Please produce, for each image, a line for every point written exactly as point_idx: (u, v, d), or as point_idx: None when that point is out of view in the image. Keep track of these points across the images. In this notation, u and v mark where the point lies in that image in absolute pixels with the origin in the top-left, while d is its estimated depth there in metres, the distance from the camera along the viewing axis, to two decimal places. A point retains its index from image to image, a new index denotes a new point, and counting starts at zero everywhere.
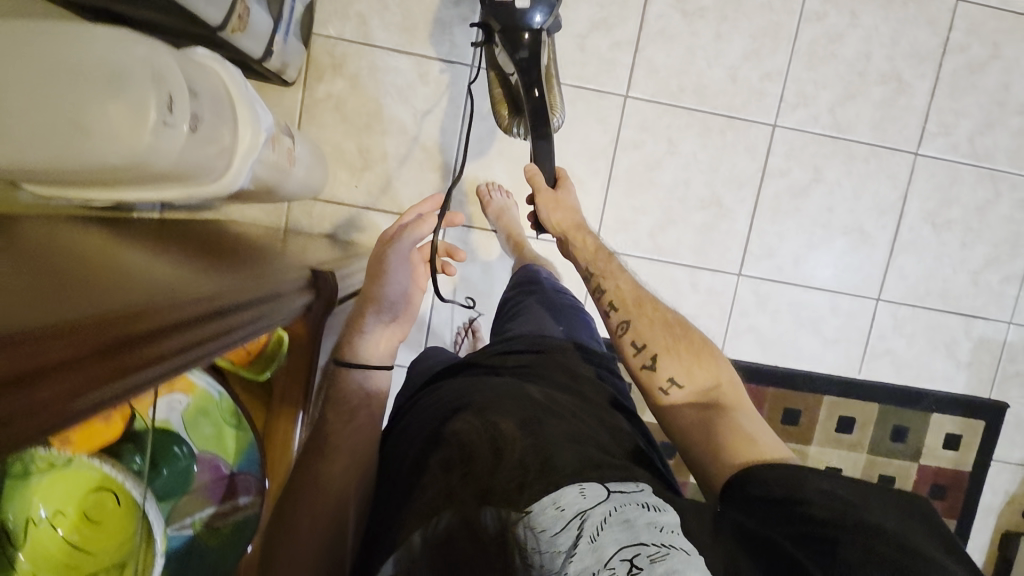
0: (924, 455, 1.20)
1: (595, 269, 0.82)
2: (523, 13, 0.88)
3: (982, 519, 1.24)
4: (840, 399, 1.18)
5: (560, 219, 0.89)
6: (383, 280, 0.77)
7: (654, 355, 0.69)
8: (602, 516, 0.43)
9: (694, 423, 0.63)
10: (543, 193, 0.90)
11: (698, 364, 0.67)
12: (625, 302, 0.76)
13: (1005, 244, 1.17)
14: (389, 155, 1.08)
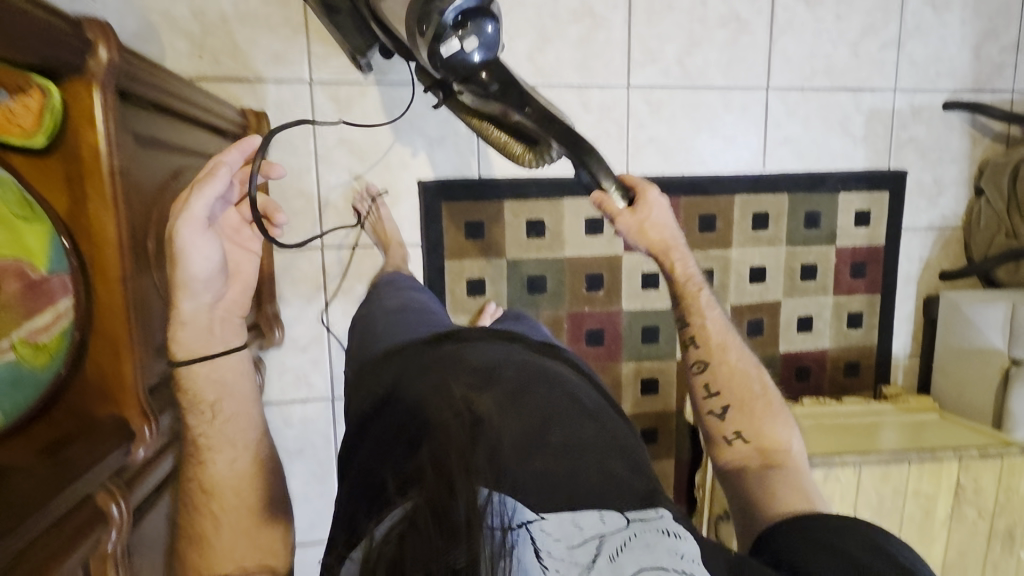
0: (839, 236, 1.23)
1: (682, 301, 0.82)
2: (463, 56, 0.73)
3: (904, 289, 1.28)
4: (750, 196, 1.18)
5: (651, 241, 0.80)
6: (181, 261, 0.63)
7: (727, 404, 0.76)
8: (622, 539, 0.48)
9: (743, 473, 0.72)
10: (619, 216, 0.79)
11: (768, 420, 0.74)
12: (707, 343, 0.80)
13: (878, 11, 1.17)
14: (227, 14, 0.98)
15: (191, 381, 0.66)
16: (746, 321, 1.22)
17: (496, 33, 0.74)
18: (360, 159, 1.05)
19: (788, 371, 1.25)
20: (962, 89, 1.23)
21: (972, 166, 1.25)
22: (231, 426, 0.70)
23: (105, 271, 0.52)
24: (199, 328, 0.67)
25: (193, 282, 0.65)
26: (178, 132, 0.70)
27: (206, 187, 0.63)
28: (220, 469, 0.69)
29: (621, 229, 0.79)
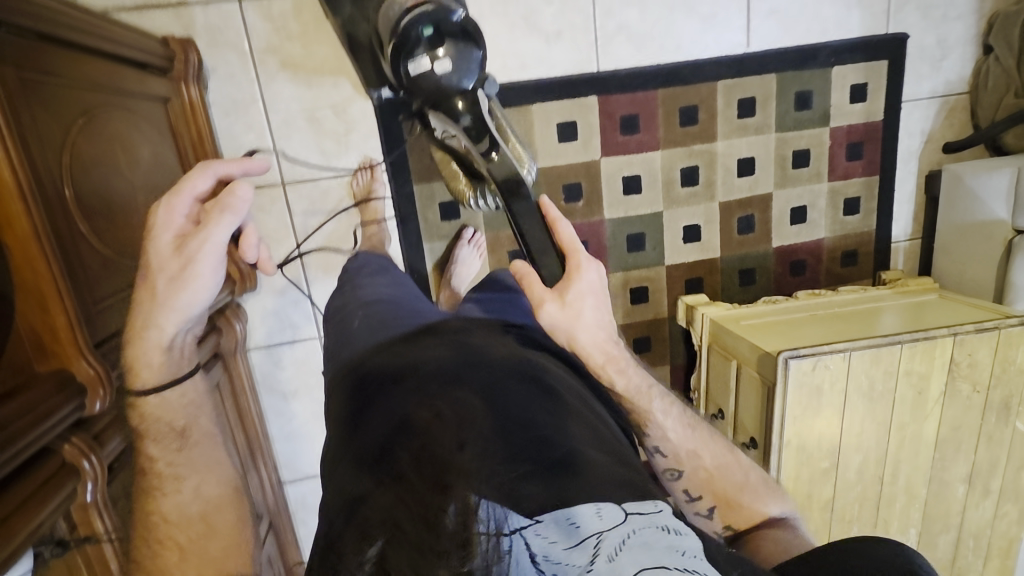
0: (833, 116, 1.14)
1: (633, 408, 0.74)
2: (442, 79, 0.74)
3: (905, 168, 1.20)
4: (734, 81, 1.09)
5: (586, 349, 0.69)
6: (186, 288, 0.62)
7: (713, 505, 0.75)
8: (620, 537, 0.46)
9: (740, 542, 0.72)
10: (545, 300, 0.68)
11: (754, 501, 0.74)
12: (675, 453, 0.75)
13: None
14: None
15: (157, 409, 0.64)
16: (737, 218, 1.17)
17: (478, 64, 0.76)
18: (306, 83, 0.97)
19: (782, 266, 1.21)
20: None
21: (981, 21, 1.13)
22: (198, 455, 0.66)
23: (14, 232, 0.48)
24: (161, 352, 0.63)
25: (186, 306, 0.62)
26: (84, 67, 0.63)
27: (228, 211, 0.60)
28: (184, 497, 0.63)
29: (544, 319, 0.69)
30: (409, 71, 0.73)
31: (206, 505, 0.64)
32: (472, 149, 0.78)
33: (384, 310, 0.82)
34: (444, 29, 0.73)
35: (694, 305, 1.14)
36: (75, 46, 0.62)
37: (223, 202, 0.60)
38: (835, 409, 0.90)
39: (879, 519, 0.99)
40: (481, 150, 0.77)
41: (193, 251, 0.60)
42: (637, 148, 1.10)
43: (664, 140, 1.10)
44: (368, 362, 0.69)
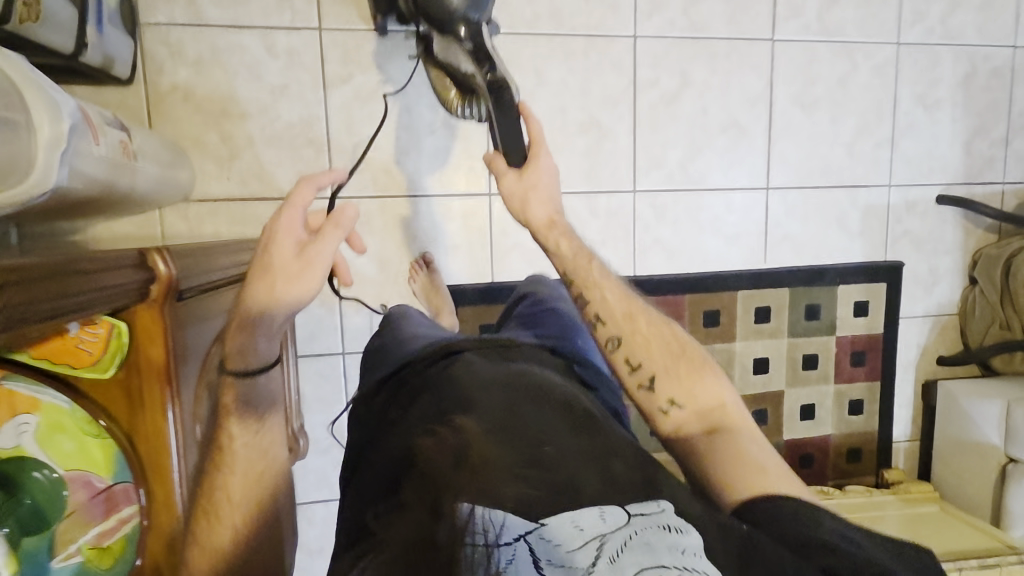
0: (839, 327, 1.27)
1: (574, 276, 0.77)
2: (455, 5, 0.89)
3: (903, 375, 1.31)
4: (752, 291, 1.23)
5: (535, 216, 0.81)
6: (281, 292, 0.65)
7: (654, 372, 0.67)
8: (622, 539, 0.43)
9: (694, 447, 0.63)
10: (506, 180, 0.82)
11: (698, 379, 0.67)
12: (611, 317, 0.72)
13: (872, 111, 1.21)
14: (254, 138, 1.04)
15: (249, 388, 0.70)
16: (750, 410, 1.26)
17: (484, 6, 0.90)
18: (379, 266, 1.10)
19: (791, 457, 1.29)
20: (955, 183, 1.26)
21: (966, 256, 1.29)
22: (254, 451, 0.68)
23: (161, 467, 0.57)
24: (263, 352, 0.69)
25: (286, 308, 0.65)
26: (221, 298, 0.76)
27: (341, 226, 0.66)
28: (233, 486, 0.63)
29: (505, 189, 0.82)
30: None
31: (251, 482, 0.65)
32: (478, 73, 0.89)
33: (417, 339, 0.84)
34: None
35: None
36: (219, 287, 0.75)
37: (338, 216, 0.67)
38: None
39: None
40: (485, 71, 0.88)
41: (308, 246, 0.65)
42: None
43: None
44: (406, 380, 0.67)
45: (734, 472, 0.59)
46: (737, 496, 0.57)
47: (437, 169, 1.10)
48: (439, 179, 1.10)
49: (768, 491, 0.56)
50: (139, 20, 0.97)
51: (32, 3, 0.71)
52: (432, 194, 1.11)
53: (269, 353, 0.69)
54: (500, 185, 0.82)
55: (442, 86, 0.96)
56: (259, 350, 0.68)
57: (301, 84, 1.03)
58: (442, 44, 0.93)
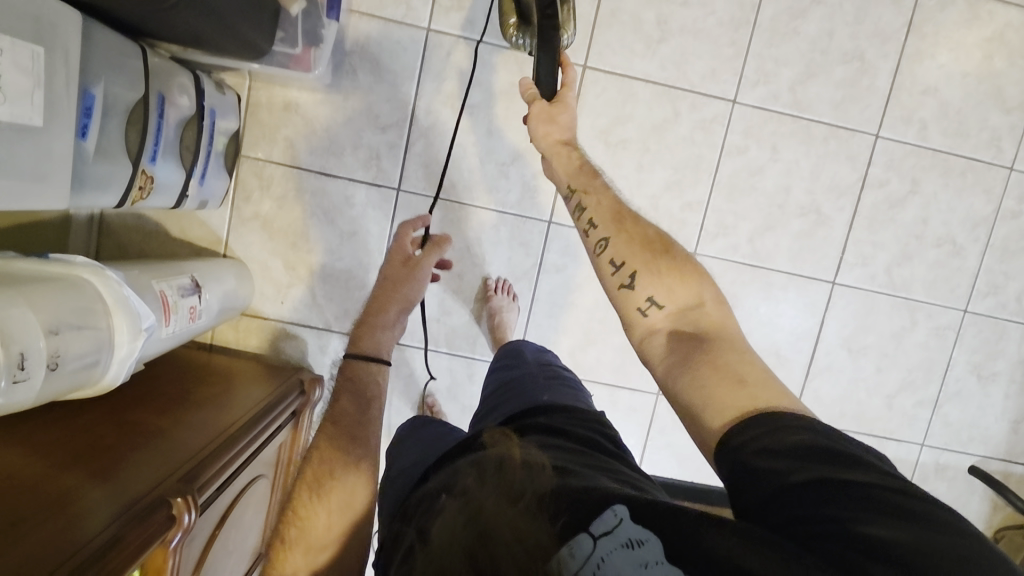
0: None
1: (575, 185, 0.75)
2: None
3: None
4: None
5: (549, 133, 0.77)
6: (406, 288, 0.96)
7: (632, 272, 0.66)
8: (590, 571, 0.43)
9: (676, 355, 0.61)
10: (534, 105, 0.78)
11: (677, 283, 0.65)
12: (604, 217, 0.70)
13: (921, 370, 1.20)
14: (314, 273, 1.10)
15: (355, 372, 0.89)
16: None
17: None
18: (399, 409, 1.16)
19: None
20: (991, 457, 1.23)
21: (987, 531, 1.25)
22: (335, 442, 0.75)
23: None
24: (386, 338, 0.93)
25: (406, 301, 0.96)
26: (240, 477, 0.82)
27: (441, 246, 1.01)
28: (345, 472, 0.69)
29: (532, 113, 0.79)
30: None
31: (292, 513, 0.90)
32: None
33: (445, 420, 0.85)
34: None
35: None
36: (239, 469, 0.80)
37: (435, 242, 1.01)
38: None
39: None
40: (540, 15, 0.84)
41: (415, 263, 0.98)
42: None
43: None
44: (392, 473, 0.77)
45: (707, 381, 0.57)
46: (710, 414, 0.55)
47: (474, 334, 1.14)
48: (474, 342, 1.15)
49: (748, 403, 0.54)
50: (240, 151, 1.05)
51: (148, 184, 0.80)
52: (464, 355, 1.15)
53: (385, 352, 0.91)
54: (527, 118, 0.78)
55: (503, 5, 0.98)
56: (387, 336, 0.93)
57: (369, 235, 1.10)
58: None
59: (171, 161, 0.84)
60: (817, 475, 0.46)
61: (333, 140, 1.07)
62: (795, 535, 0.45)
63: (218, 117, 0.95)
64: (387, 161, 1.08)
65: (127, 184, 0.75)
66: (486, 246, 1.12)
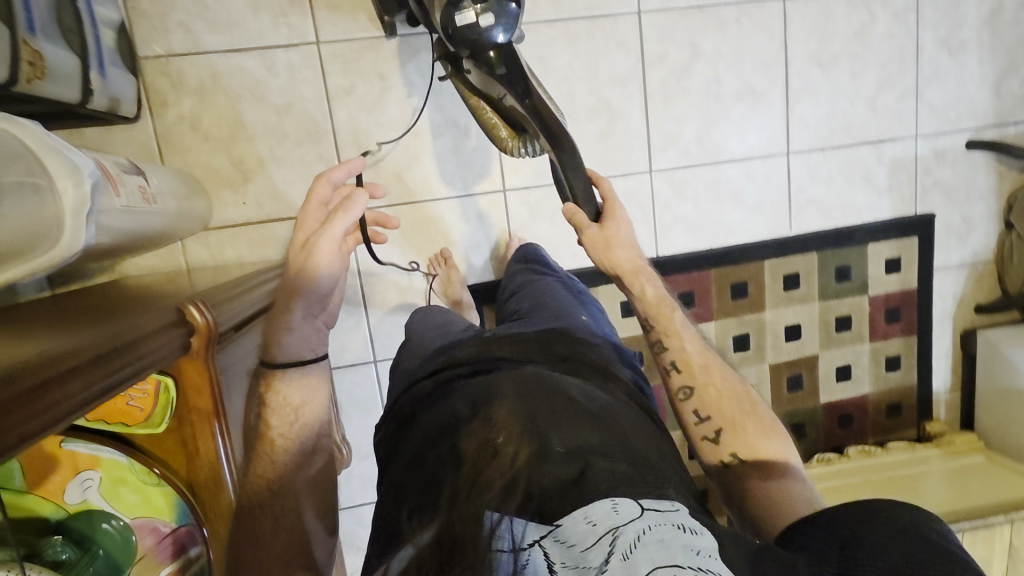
0: (872, 286, 1.24)
1: (653, 322, 0.87)
2: (484, 35, 0.81)
3: (941, 327, 1.29)
4: (780, 259, 1.21)
5: (620, 261, 0.89)
6: (311, 271, 0.71)
7: (717, 429, 0.76)
8: (636, 533, 0.46)
9: (752, 485, 0.71)
10: (588, 232, 0.89)
11: (762, 441, 0.75)
12: (687, 366, 0.82)
13: (894, 62, 1.17)
14: (265, 160, 1.03)
15: (281, 386, 0.71)
16: (785, 377, 1.26)
17: (514, 19, 0.81)
18: (401, 274, 1.11)
19: (830, 419, 1.29)
20: (984, 127, 1.23)
21: (1001, 200, 1.25)
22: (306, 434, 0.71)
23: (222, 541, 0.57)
24: (298, 336, 0.72)
25: (313, 293, 0.72)
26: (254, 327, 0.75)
27: (347, 213, 0.70)
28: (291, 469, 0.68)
29: (587, 239, 0.89)
30: (455, 23, 0.80)
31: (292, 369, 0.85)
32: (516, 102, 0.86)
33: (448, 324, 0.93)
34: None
35: None
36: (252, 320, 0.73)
37: (343, 204, 0.71)
38: None
39: None
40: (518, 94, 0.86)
41: (312, 247, 0.70)
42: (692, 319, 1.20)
43: (717, 312, 1.20)
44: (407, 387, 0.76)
45: (780, 508, 0.68)
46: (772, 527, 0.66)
47: (450, 170, 1.09)
48: (452, 180, 1.09)
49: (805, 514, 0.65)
50: (138, 53, 0.97)
51: (37, 60, 0.71)
52: (447, 197, 1.10)
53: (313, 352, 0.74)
54: (584, 243, 0.89)
55: (492, 125, 0.95)
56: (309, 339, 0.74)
57: (305, 101, 1.03)
58: (478, 78, 0.89)
59: (58, 45, 0.76)
60: (876, 523, 0.51)
61: (229, 10, 0.98)
62: (836, 545, 0.50)
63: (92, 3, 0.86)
64: (295, 15, 1.00)
65: (13, 55, 0.67)
66: (430, 75, 1.05)
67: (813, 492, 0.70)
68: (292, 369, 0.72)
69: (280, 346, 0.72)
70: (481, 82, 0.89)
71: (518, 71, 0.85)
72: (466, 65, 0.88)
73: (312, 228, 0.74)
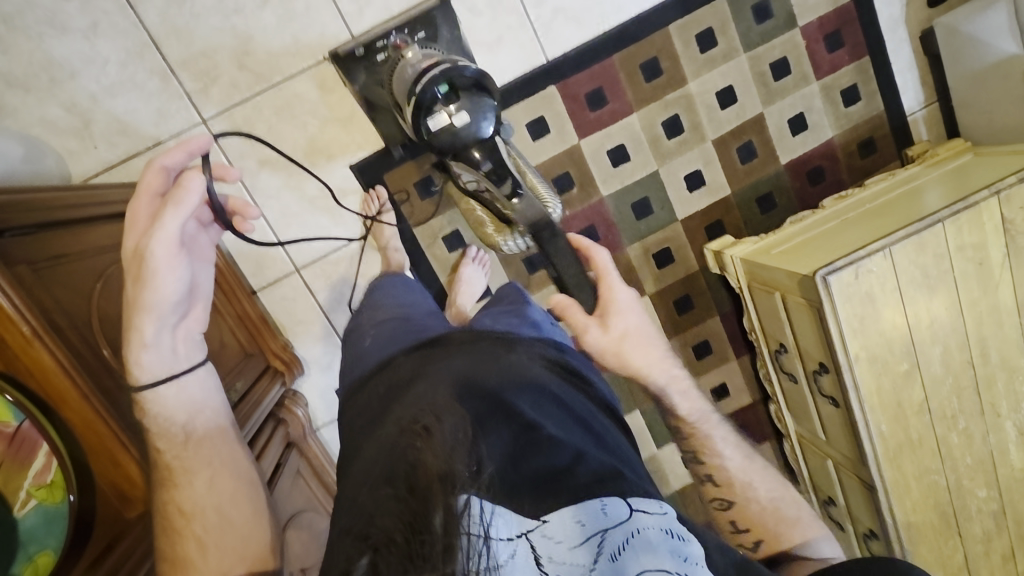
0: (799, 14, 1.09)
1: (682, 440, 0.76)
2: (462, 130, 0.86)
3: (894, 36, 1.13)
4: (685, 19, 1.06)
5: (616, 366, 0.74)
6: (149, 281, 0.59)
7: (758, 539, 0.68)
8: (624, 536, 0.46)
9: None
10: (582, 327, 0.75)
11: (803, 539, 0.66)
12: (727, 481, 0.71)
13: None
14: (96, 93, 0.96)
15: (155, 407, 0.61)
16: (735, 149, 1.13)
17: (490, 110, 0.87)
18: (287, 171, 1.03)
19: (799, 180, 1.16)
20: None
21: None
22: (206, 453, 0.63)
23: (113, 452, 0.60)
24: (157, 356, 0.62)
25: (160, 305, 0.60)
26: (82, 235, 0.70)
27: (178, 205, 0.58)
28: (199, 491, 0.61)
29: (590, 345, 0.75)
30: (430, 126, 0.86)
31: None
32: (498, 191, 0.88)
33: (378, 331, 0.82)
34: (457, 83, 0.87)
35: (720, 249, 1.10)
36: (63, 223, 0.67)
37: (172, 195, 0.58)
38: (924, 319, 0.85)
39: (983, 403, 0.91)
40: (502, 190, 0.89)
41: (143, 250, 0.58)
42: (611, 118, 1.08)
43: (635, 101, 1.08)
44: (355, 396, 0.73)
45: None
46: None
47: (289, 42, 0.98)
48: (297, 51, 0.99)
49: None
50: None
51: None
52: (298, 71, 0.99)
53: (189, 356, 0.64)
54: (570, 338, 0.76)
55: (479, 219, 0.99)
56: (183, 342, 0.63)
57: (109, 15, 0.93)
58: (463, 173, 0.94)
59: None
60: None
61: None
62: None
63: None
64: None
65: None
66: None
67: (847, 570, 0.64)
68: (164, 387, 0.62)
69: (139, 364, 0.61)
70: (471, 180, 0.94)
71: (504, 165, 0.89)
72: (454, 168, 0.94)
73: (144, 228, 0.60)
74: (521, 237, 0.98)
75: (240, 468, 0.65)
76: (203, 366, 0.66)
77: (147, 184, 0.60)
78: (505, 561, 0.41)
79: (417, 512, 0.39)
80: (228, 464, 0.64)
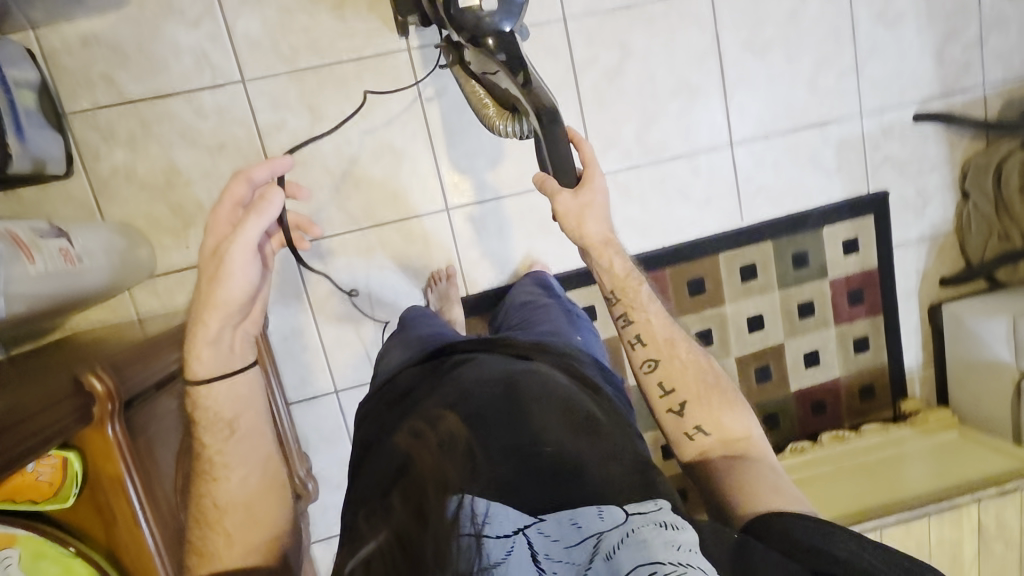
0: (831, 269, 1.23)
1: (618, 294, 0.78)
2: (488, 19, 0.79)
3: (907, 303, 1.28)
4: (734, 251, 1.20)
5: (590, 235, 0.76)
6: (222, 279, 0.64)
7: (684, 401, 0.71)
8: (619, 536, 0.48)
9: (721, 469, 0.66)
10: (561, 199, 0.75)
11: (726, 413, 0.71)
12: (653, 339, 0.75)
13: (830, 41, 1.16)
14: (204, 203, 1.03)
15: (209, 400, 0.67)
16: (753, 370, 1.24)
17: (519, 10, 0.81)
18: (353, 302, 1.11)
19: (804, 407, 1.27)
20: (931, 98, 1.21)
21: (954, 171, 1.24)
22: (245, 449, 0.67)
23: None
24: (224, 342, 0.67)
25: (229, 302, 0.65)
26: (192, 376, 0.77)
27: (259, 215, 0.62)
28: (233, 486, 0.65)
29: (558, 208, 0.76)
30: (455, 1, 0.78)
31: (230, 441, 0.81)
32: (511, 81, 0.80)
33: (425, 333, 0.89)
34: None
35: None
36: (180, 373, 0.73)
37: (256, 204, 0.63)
38: None
39: None
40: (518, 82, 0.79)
41: (223, 253, 0.63)
42: None
43: (676, 311, 1.19)
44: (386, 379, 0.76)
45: (741, 489, 0.63)
46: (746, 509, 0.60)
47: (389, 196, 1.08)
48: (394, 205, 1.09)
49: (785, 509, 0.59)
50: (64, 109, 0.98)
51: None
52: (389, 222, 1.09)
53: (244, 355, 0.69)
54: (557, 215, 0.76)
55: (478, 100, 0.90)
56: (239, 339, 0.68)
57: (237, 141, 1.02)
58: (473, 55, 0.87)
59: None
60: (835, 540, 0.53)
61: (152, 58, 0.98)
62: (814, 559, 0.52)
63: (1, 67, 0.87)
64: (217, 56, 1.00)
65: None
66: (358, 102, 1.05)
67: (772, 459, 0.68)
68: (218, 382, 0.67)
69: (200, 362, 0.66)
70: (483, 66, 0.86)
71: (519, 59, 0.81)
72: (467, 52, 0.89)
73: (224, 231, 0.66)
74: (522, 125, 0.87)
75: (269, 462, 0.67)
76: (255, 368, 0.70)
77: (230, 192, 0.65)
78: (500, 561, 0.45)
79: (415, 523, 0.45)
80: (262, 460, 0.67)
